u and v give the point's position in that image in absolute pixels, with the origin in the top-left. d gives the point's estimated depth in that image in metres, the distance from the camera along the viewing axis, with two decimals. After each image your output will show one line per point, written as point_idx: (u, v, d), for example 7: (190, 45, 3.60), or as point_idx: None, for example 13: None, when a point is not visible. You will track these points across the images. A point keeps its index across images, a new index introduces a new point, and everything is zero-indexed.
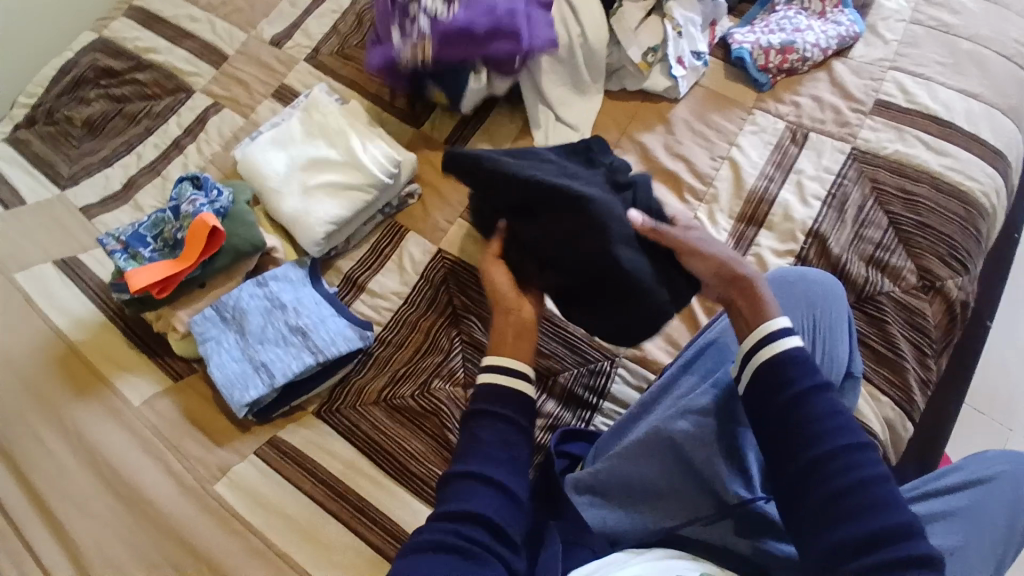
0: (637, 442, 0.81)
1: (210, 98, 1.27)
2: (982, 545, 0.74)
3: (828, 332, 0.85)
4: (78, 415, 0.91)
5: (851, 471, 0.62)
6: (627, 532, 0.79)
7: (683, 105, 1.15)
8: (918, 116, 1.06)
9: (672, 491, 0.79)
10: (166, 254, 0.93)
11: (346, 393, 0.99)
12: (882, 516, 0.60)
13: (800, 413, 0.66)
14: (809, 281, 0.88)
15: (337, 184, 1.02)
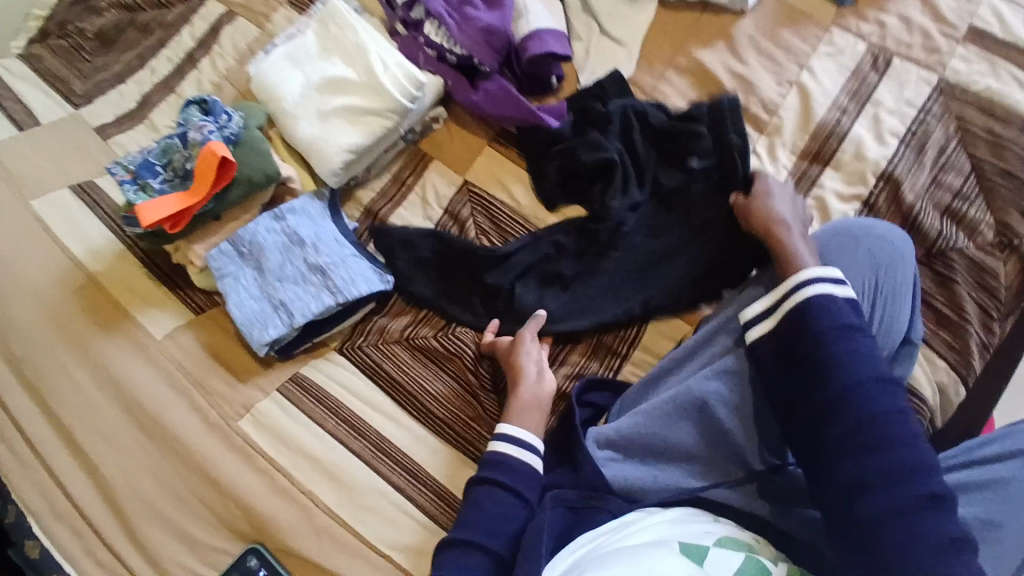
0: (666, 402, 0.78)
1: (224, 5, 1.16)
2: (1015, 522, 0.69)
3: (890, 295, 0.77)
4: (108, 351, 0.92)
5: (870, 407, 0.63)
6: (649, 489, 0.77)
7: (750, 19, 0.99)
8: (1011, 47, 0.94)
9: (699, 450, 0.76)
10: (177, 185, 0.89)
11: (366, 331, 0.95)
12: (900, 450, 0.61)
13: (824, 351, 0.67)
14: (874, 237, 0.79)
15: (357, 108, 0.94)
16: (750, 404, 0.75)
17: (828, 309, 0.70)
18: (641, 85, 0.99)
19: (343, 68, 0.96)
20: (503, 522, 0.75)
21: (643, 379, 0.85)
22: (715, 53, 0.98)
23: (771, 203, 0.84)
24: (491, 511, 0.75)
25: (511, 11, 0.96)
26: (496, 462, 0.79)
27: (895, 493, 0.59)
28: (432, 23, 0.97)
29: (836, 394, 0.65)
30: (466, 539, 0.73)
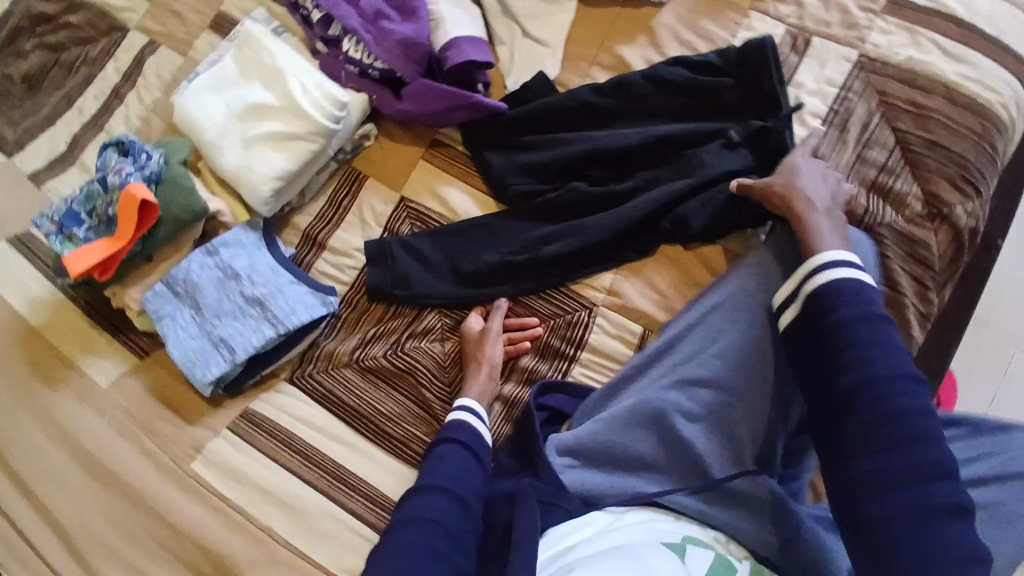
0: (626, 410, 0.81)
1: (147, 36, 1.11)
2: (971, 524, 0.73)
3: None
4: (52, 402, 0.90)
5: (891, 400, 0.63)
6: (605, 494, 0.78)
7: (669, 10, 1.00)
8: (935, 15, 0.93)
9: (662, 458, 0.79)
10: (103, 232, 0.88)
11: (316, 357, 0.94)
12: (924, 450, 0.61)
13: (841, 337, 0.68)
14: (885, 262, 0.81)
15: (280, 133, 0.92)
16: (709, 413, 0.79)
17: (842, 294, 0.70)
18: (566, 85, 1.00)
19: (264, 94, 0.95)
20: (465, 471, 0.79)
21: (602, 389, 0.86)
22: (636, 48, 0.99)
23: (796, 179, 0.81)
24: (452, 467, 0.78)
25: (427, 22, 0.95)
26: (454, 427, 0.83)
27: (907, 497, 0.60)
28: (350, 39, 0.96)
29: (846, 389, 0.65)
30: (434, 487, 0.75)
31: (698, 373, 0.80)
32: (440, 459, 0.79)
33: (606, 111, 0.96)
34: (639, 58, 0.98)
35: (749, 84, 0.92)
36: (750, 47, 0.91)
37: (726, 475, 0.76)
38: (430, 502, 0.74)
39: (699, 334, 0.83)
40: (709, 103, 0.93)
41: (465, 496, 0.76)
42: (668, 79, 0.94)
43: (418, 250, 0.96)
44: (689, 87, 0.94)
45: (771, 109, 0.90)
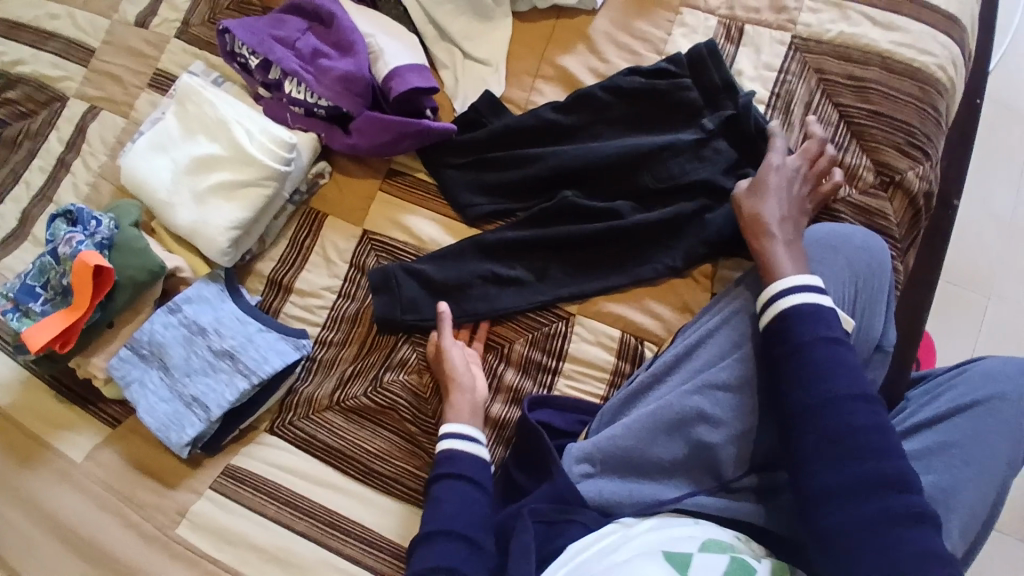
0: (648, 417, 0.79)
1: (86, 102, 1.10)
2: (970, 473, 0.77)
3: (867, 304, 0.79)
4: (37, 488, 0.86)
5: (845, 418, 0.67)
6: (623, 503, 0.78)
7: (602, 16, 1.01)
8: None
9: (684, 463, 0.78)
10: (59, 304, 0.85)
11: (295, 403, 0.93)
12: (879, 462, 0.64)
13: (794, 361, 0.71)
14: (854, 247, 0.81)
15: (229, 182, 0.91)
16: (734, 418, 0.77)
17: (807, 318, 0.73)
18: (513, 101, 1.01)
19: (210, 145, 0.94)
20: (471, 505, 0.78)
21: (622, 393, 0.85)
22: (576, 56, 1.00)
23: (761, 204, 0.82)
24: (459, 504, 0.77)
25: (365, 55, 0.95)
26: (452, 458, 0.81)
27: (866, 508, 0.63)
28: (290, 81, 0.95)
29: (801, 408, 0.69)
30: (443, 531, 0.75)
31: (721, 377, 0.79)
32: (452, 493, 0.78)
33: (564, 128, 0.96)
34: (580, 66, 1.00)
35: (697, 85, 0.93)
36: (691, 54, 0.93)
37: (738, 475, 0.77)
38: (445, 546, 0.74)
39: (720, 341, 0.82)
40: (660, 106, 0.94)
41: (479, 536, 0.75)
42: (620, 89, 0.95)
43: (421, 271, 0.94)
44: (643, 95, 0.94)
45: (712, 109, 0.93)
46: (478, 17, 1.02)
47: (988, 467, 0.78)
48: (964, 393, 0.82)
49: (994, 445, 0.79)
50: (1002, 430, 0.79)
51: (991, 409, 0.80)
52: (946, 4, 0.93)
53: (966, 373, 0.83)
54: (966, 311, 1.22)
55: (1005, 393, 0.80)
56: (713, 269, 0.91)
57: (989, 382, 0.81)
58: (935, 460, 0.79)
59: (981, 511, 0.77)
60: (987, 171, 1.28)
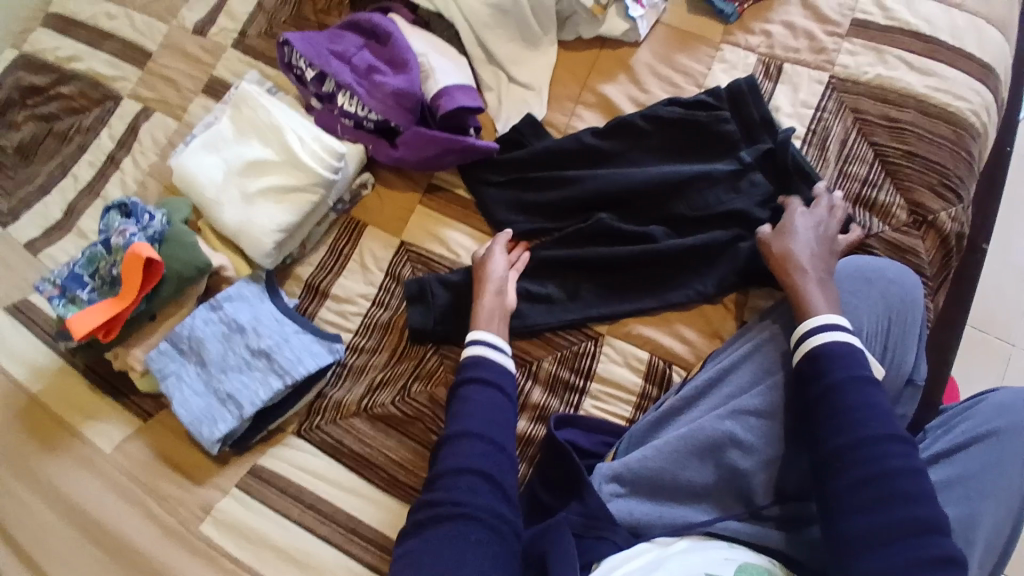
0: (680, 439, 0.82)
1: (140, 102, 1.14)
2: (994, 502, 0.81)
3: (898, 339, 0.81)
4: (51, 471, 0.87)
5: (876, 462, 0.67)
6: (654, 525, 0.78)
7: (645, 49, 1.05)
8: (899, 33, 0.98)
9: (715, 489, 0.80)
10: (105, 293, 0.87)
11: (324, 408, 0.94)
12: (914, 506, 0.64)
13: (829, 403, 0.72)
14: (889, 281, 0.82)
15: (279, 186, 0.94)
16: (766, 444, 0.80)
17: (840, 357, 0.74)
18: (555, 125, 1.04)
19: (261, 150, 0.97)
20: (497, 411, 0.80)
21: (653, 415, 0.86)
22: (618, 85, 1.04)
23: (790, 243, 0.83)
24: (482, 407, 0.80)
25: (418, 72, 0.98)
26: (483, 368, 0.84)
27: (898, 553, 0.62)
28: (343, 94, 0.98)
29: (834, 448, 0.70)
30: (467, 432, 0.77)
31: (753, 404, 0.82)
32: (470, 401, 0.81)
33: (604, 154, 0.99)
34: (622, 95, 1.03)
35: (736, 117, 0.96)
36: (732, 86, 0.96)
37: (767, 502, 0.78)
38: (471, 449, 0.76)
39: (751, 368, 0.85)
40: (699, 137, 0.97)
41: (503, 439, 0.78)
42: (662, 118, 0.97)
43: (456, 284, 0.95)
44: (681, 124, 0.97)
45: (750, 142, 0.95)
46: (526, 43, 1.05)
47: (1005, 497, 0.81)
48: (979, 424, 0.86)
49: (1010, 474, 0.82)
50: (1018, 460, 0.83)
51: (1007, 438, 0.83)
52: (983, 53, 0.96)
53: (982, 404, 0.87)
54: (987, 357, 1.23)
55: (1020, 425, 0.84)
56: (743, 297, 0.92)
57: (1004, 414, 0.85)
58: (955, 487, 0.82)
59: (999, 540, 0.80)
60: (1014, 221, 1.30)
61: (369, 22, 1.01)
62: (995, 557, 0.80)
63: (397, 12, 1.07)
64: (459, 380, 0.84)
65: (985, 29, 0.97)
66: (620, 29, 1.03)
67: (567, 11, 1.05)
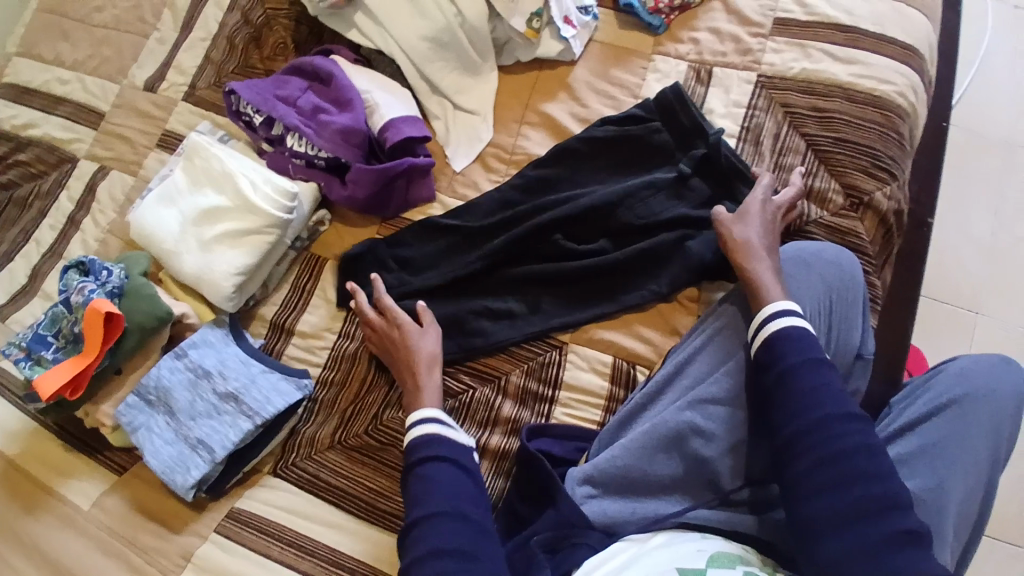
0: (644, 435, 0.83)
1: (96, 162, 1.16)
2: (959, 471, 0.82)
3: (843, 317, 0.83)
4: (35, 530, 0.86)
5: (830, 442, 0.69)
6: (627, 520, 0.81)
7: (582, 66, 1.08)
8: (820, 27, 1.02)
9: (683, 481, 0.82)
10: (70, 351, 0.88)
11: (299, 444, 0.95)
12: (873, 485, 0.67)
13: (783, 390, 0.75)
14: (827, 263, 0.85)
15: (234, 231, 0.96)
16: (726, 430, 0.82)
17: (795, 342, 0.77)
18: (502, 146, 1.07)
19: (215, 197, 0.99)
20: (461, 484, 0.77)
21: (618, 416, 0.88)
22: (559, 103, 1.07)
23: (743, 229, 0.86)
24: (446, 483, 0.76)
25: (362, 109, 1.02)
26: (436, 441, 0.80)
27: (858, 533, 0.65)
28: (293, 136, 1.02)
29: (790, 435, 0.72)
30: (440, 512, 0.73)
31: (710, 392, 0.84)
32: (432, 473, 0.77)
33: (549, 174, 1.01)
34: (563, 112, 1.06)
35: (668, 126, 0.99)
36: (660, 97, 0.99)
37: (735, 486, 0.81)
38: (439, 529, 0.72)
39: (707, 356, 0.87)
40: (635, 149, 1.00)
41: (470, 511, 0.75)
42: (596, 137, 1.01)
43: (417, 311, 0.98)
44: (616, 138, 1.00)
45: (685, 149, 0.98)
46: (467, 72, 1.09)
47: (973, 465, 0.83)
48: (941, 394, 0.86)
49: (973, 443, 0.83)
50: (981, 429, 0.84)
51: (967, 407, 0.85)
52: (903, 37, 1.00)
53: (942, 375, 0.88)
54: (953, 328, 1.25)
55: (980, 392, 0.85)
56: (699, 293, 0.94)
57: (963, 382, 0.86)
58: (921, 462, 0.83)
59: (971, 509, 0.83)
60: (961, 194, 1.34)
61: (310, 65, 1.04)
62: (967, 524, 0.83)
63: (339, 54, 1.11)
64: (412, 460, 0.80)
65: (903, 14, 1.01)
66: (555, 49, 1.07)
67: (503, 37, 1.09)
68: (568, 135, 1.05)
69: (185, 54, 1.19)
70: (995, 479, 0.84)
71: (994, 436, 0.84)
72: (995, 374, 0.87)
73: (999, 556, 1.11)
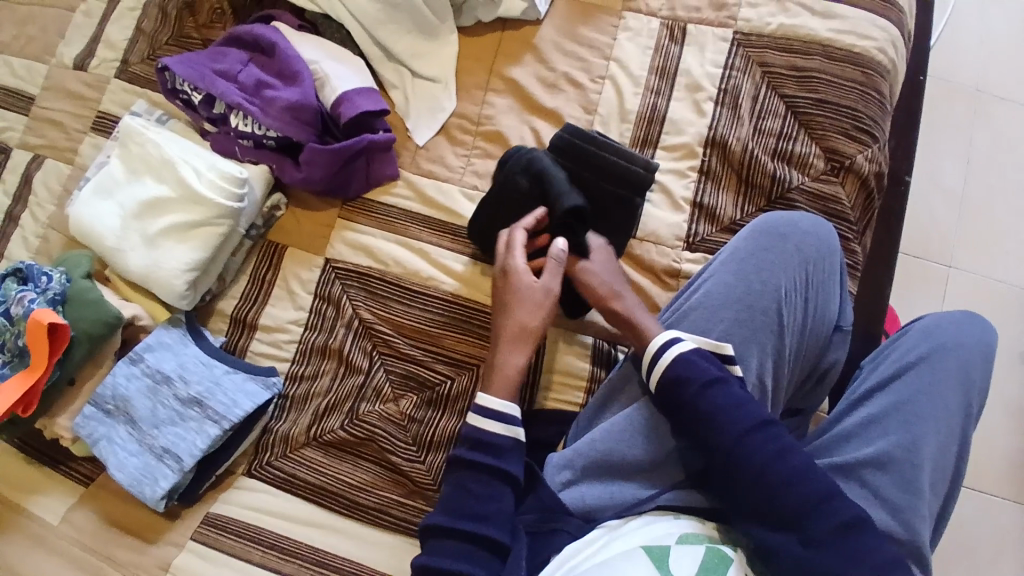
0: (623, 419, 0.78)
1: (30, 151, 1.05)
2: (933, 426, 0.77)
3: (822, 290, 0.81)
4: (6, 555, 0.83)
5: (757, 450, 0.67)
6: (604, 507, 0.76)
7: (548, 25, 1.01)
8: None
9: (661, 463, 0.77)
10: (19, 366, 0.85)
11: (272, 443, 0.91)
12: (803, 483, 0.65)
13: (703, 405, 0.70)
14: (804, 234, 0.82)
15: (180, 224, 0.89)
16: None
17: (694, 365, 0.72)
18: (466, 116, 1.00)
19: (157, 186, 0.91)
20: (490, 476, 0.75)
21: (595, 398, 0.84)
22: (526, 67, 1.00)
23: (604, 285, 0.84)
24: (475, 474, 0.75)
25: (311, 81, 0.94)
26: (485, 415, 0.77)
27: (819, 523, 0.63)
28: (236, 114, 0.94)
29: (725, 444, 0.68)
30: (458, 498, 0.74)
31: None
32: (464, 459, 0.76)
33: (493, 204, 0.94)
34: (531, 77, 1.00)
35: (621, 187, 0.89)
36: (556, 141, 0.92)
37: None
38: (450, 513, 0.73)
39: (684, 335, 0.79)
40: (630, 191, 0.89)
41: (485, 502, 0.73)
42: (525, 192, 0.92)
43: (376, 290, 0.94)
44: (597, 168, 0.90)
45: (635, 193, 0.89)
46: (424, 35, 1.01)
47: (943, 419, 0.77)
48: (907, 351, 0.81)
49: (943, 397, 0.78)
50: (953, 382, 0.79)
51: (934, 363, 0.80)
52: None
53: (908, 332, 0.83)
54: (925, 281, 1.25)
55: (946, 347, 0.80)
56: (677, 268, 0.91)
57: (929, 339, 0.81)
58: (893, 419, 0.78)
59: (947, 460, 0.77)
60: (935, 144, 1.31)
61: (250, 35, 0.96)
62: (945, 478, 0.78)
63: (282, 20, 1.02)
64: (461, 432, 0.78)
65: None
66: (518, 8, 0.99)
67: None
68: (536, 104, 0.98)
69: (115, 25, 1.08)
70: (968, 433, 0.79)
71: (964, 387, 0.79)
72: (961, 328, 0.82)
73: (970, 503, 1.14)
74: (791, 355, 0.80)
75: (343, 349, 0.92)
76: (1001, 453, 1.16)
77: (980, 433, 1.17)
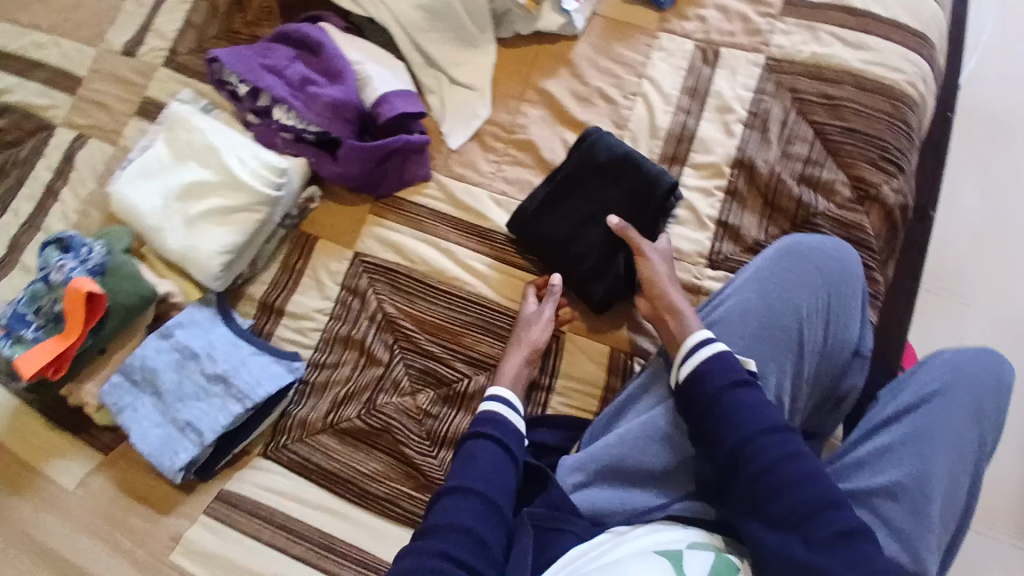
0: (637, 427, 0.80)
1: (74, 130, 1.10)
2: (945, 455, 0.77)
3: (841, 313, 0.82)
4: (22, 514, 0.86)
5: (762, 455, 0.68)
6: (614, 511, 0.77)
7: (583, 41, 1.05)
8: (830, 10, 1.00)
9: (673, 473, 0.78)
10: (52, 330, 0.89)
11: (290, 427, 0.93)
12: (806, 488, 0.65)
13: (716, 409, 0.72)
14: (827, 256, 0.83)
15: (220, 208, 0.93)
16: None
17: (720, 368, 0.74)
18: (499, 123, 1.03)
19: (201, 171, 0.95)
20: (499, 473, 0.75)
21: (611, 406, 0.85)
22: (560, 79, 1.04)
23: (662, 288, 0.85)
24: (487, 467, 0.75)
25: (353, 81, 0.98)
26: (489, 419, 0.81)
27: (817, 529, 0.64)
28: (281, 108, 0.98)
29: (732, 447, 0.69)
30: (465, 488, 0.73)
31: None
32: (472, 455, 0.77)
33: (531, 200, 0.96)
34: (565, 89, 1.03)
35: (641, 196, 0.91)
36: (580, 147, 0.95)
37: None
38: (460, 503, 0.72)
39: None
40: (650, 202, 0.91)
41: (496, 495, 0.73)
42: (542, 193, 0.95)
43: (403, 284, 0.96)
44: (617, 177, 0.92)
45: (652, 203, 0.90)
46: (464, 44, 1.05)
47: (956, 449, 0.77)
48: (922, 381, 0.82)
49: (957, 428, 0.78)
50: (967, 414, 0.79)
51: (950, 394, 0.80)
52: (913, 22, 0.97)
53: (926, 363, 0.84)
54: (944, 317, 1.24)
55: (962, 379, 0.81)
56: (697, 284, 0.92)
57: (946, 370, 0.82)
58: (906, 446, 0.78)
59: (958, 492, 0.77)
60: (960, 180, 1.32)
61: (298, 34, 1.01)
62: (955, 509, 0.77)
63: (330, 21, 1.07)
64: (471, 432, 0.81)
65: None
66: (556, 23, 1.03)
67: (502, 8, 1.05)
68: (567, 115, 1.01)
69: (166, 17, 1.13)
70: (981, 466, 0.79)
71: (977, 419, 0.79)
72: (978, 362, 0.82)
73: (981, 544, 1.12)
74: (810, 377, 0.81)
75: (365, 341, 0.95)
76: (1016, 496, 1.14)
77: (994, 473, 1.16)
